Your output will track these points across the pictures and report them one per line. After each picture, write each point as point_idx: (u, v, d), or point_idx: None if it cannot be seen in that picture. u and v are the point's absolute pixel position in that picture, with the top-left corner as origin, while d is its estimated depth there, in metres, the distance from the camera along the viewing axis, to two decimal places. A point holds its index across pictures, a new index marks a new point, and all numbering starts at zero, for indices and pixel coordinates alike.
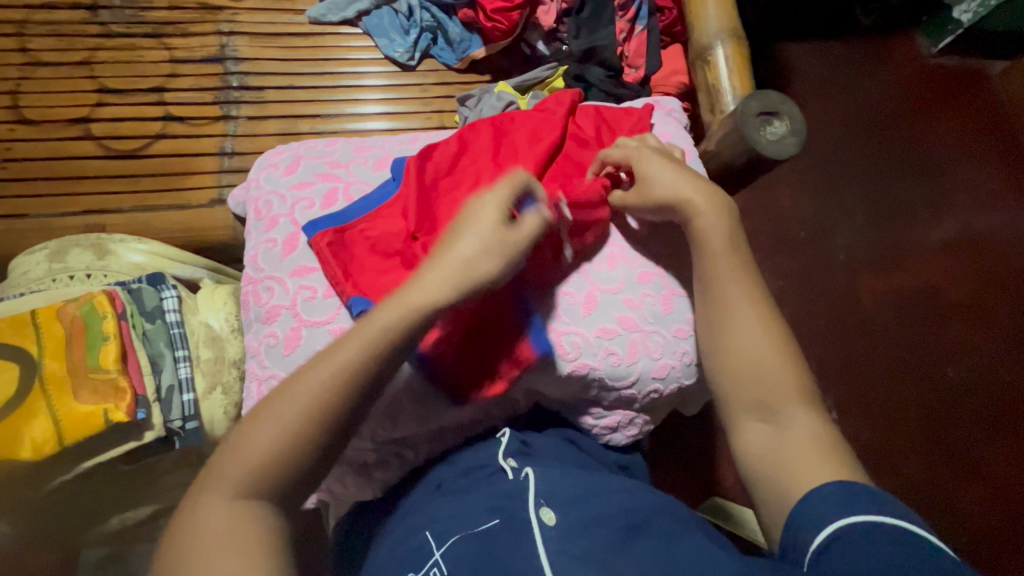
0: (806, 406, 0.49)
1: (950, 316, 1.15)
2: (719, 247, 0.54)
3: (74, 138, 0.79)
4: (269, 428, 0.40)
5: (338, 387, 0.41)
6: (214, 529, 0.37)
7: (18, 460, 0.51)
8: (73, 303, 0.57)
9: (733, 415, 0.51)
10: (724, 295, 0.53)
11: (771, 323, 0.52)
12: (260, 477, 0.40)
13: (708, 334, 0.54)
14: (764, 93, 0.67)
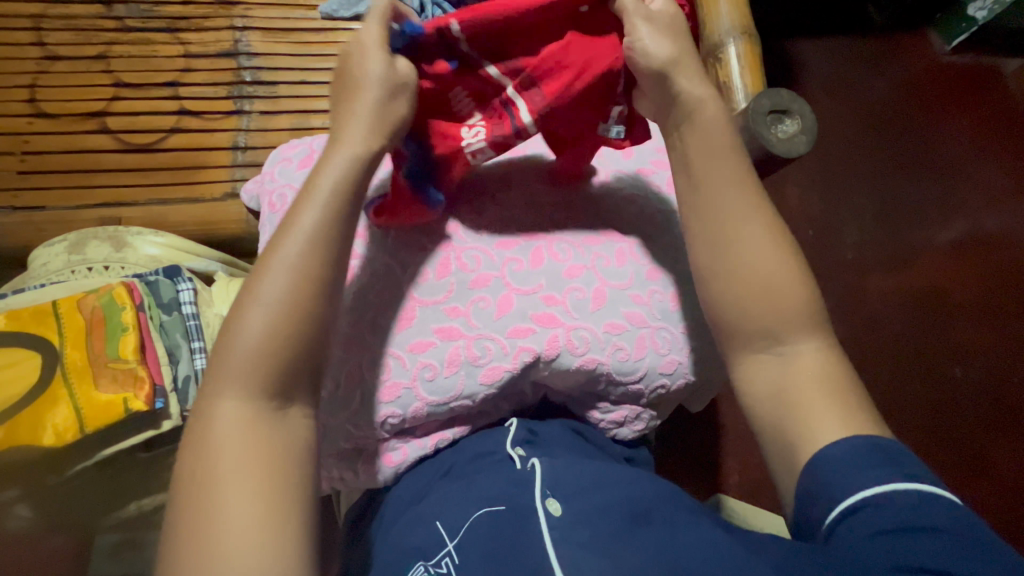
0: (815, 339, 0.49)
1: (958, 316, 1.15)
2: (718, 151, 0.52)
3: (90, 132, 0.80)
4: (264, 310, 0.43)
5: (316, 230, 0.46)
6: (224, 433, 0.41)
7: (39, 446, 0.52)
8: (93, 295, 0.59)
9: (735, 348, 0.50)
10: (720, 202, 0.51)
11: (778, 241, 0.51)
12: (269, 373, 0.42)
13: (708, 254, 0.51)
14: (774, 91, 0.67)
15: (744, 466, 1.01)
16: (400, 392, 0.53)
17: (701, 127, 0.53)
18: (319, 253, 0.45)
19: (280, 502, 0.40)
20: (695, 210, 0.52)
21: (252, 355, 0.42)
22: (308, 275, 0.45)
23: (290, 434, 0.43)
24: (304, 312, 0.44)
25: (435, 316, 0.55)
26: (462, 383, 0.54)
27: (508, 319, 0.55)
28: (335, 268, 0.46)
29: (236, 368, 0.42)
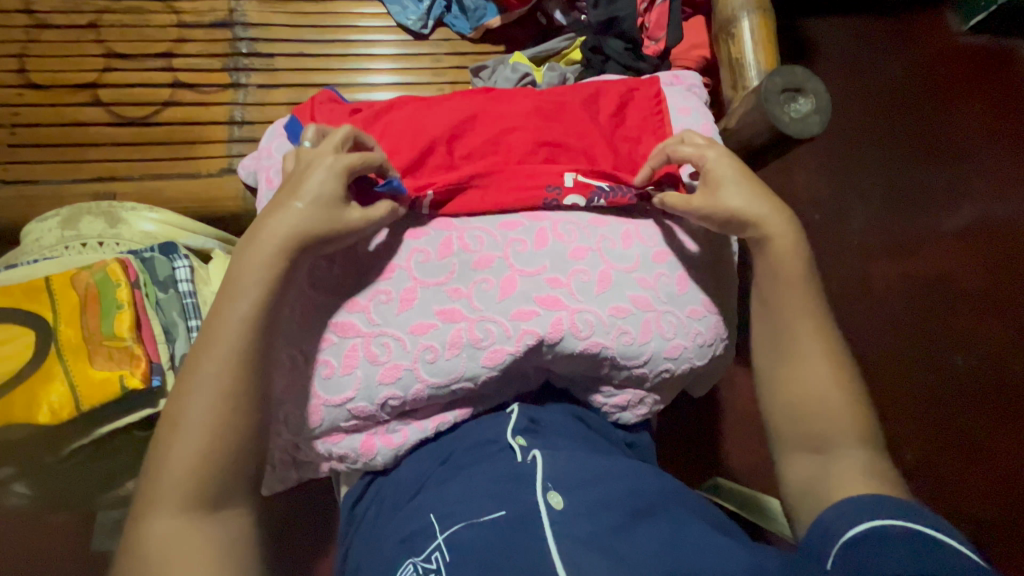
0: (863, 449, 0.51)
1: (961, 303, 1.14)
2: (790, 277, 0.56)
3: (81, 104, 0.78)
4: (198, 411, 0.45)
5: (239, 323, 0.46)
6: (157, 547, 0.44)
7: (35, 423, 0.52)
8: (87, 271, 0.58)
9: (780, 443, 0.55)
10: (789, 320, 0.56)
11: (842, 374, 0.54)
12: (204, 473, 0.45)
13: (770, 361, 0.57)
14: (789, 68, 0.64)
15: (743, 451, 1.02)
16: (401, 373, 0.52)
17: (773, 258, 0.57)
18: (245, 346, 0.46)
19: None
20: (763, 331, 0.57)
21: (186, 472, 0.45)
22: (235, 397, 0.46)
23: (221, 528, 0.46)
24: (232, 434, 0.46)
25: (436, 297, 0.54)
26: (464, 365, 0.53)
27: (511, 302, 0.54)
28: (260, 384, 0.47)
29: (168, 488, 0.44)
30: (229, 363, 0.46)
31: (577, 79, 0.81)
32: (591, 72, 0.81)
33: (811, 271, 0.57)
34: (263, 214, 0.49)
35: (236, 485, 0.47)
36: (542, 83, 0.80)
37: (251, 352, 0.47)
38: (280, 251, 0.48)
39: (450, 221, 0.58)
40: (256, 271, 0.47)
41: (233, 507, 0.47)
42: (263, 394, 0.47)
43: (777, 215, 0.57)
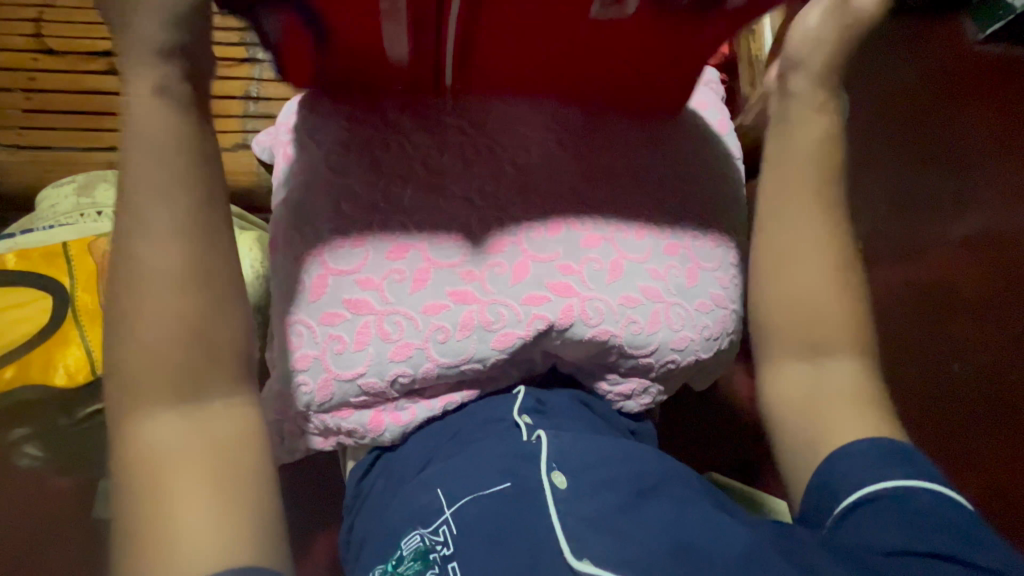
0: (852, 359, 0.52)
1: (959, 308, 1.12)
2: (811, 160, 0.53)
3: (96, 72, 0.77)
4: (157, 275, 0.39)
5: (174, 171, 0.41)
6: (157, 443, 0.38)
7: (51, 385, 0.52)
8: (104, 239, 0.58)
9: (775, 345, 0.54)
10: (800, 215, 0.53)
11: (843, 274, 0.53)
12: (183, 346, 0.40)
13: (772, 261, 0.54)
14: None
15: (738, 446, 1.03)
16: (412, 352, 0.53)
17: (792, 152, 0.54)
18: (189, 196, 0.41)
19: (228, 485, 0.39)
20: (778, 227, 0.54)
21: (160, 364, 0.39)
22: (194, 255, 0.41)
23: (219, 422, 0.41)
24: (200, 318, 0.40)
25: (449, 279, 0.55)
26: (474, 347, 0.54)
27: (523, 287, 0.55)
28: (220, 242, 0.42)
29: (145, 387, 0.39)
30: (169, 240, 0.40)
31: None
32: None
33: (833, 168, 0.54)
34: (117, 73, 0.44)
35: (218, 372, 0.41)
36: None
37: (195, 198, 0.41)
38: (182, 107, 0.42)
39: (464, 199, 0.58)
40: (162, 135, 0.41)
41: (224, 400, 0.41)
42: (220, 244, 0.42)
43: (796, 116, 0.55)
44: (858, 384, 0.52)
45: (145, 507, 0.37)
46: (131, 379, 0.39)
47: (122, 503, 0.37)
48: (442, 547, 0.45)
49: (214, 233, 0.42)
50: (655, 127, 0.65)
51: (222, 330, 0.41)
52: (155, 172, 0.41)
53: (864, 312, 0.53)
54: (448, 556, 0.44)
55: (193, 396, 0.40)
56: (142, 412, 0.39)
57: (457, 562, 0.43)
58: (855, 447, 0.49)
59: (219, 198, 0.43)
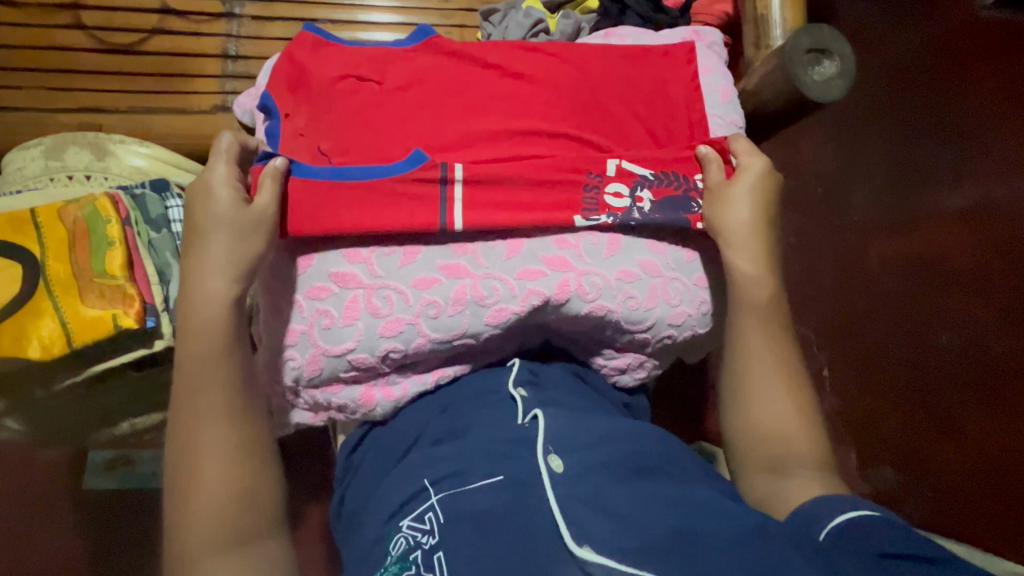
0: (819, 473, 0.52)
1: (946, 284, 0.98)
2: (758, 284, 0.56)
3: (63, 26, 0.73)
4: (213, 438, 0.48)
5: (224, 347, 0.50)
6: None
7: (26, 359, 0.49)
8: (75, 205, 0.54)
9: (744, 464, 0.56)
10: (755, 343, 0.56)
11: (800, 397, 0.55)
12: (231, 496, 0.47)
13: (733, 384, 0.57)
14: (816, 26, 0.60)
15: None
16: (403, 327, 0.51)
17: (744, 287, 0.56)
18: (237, 366, 0.50)
19: None
20: (735, 352, 0.57)
21: (213, 511, 0.46)
22: (243, 415, 0.49)
23: (257, 562, 0.46)
24: (247, 475, 0.48)
25: (442, 252, 0.54)
26: (467, 322, 0.52)
27: (517, 261, 0.54)
28: (259, 405, 0.51)
29: (198, 536, 0.45)
30: (228, 409, 0.49)
31: (592, 29, 0.76)
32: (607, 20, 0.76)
33: (775, 301, 0.57)
34: (204, 234, 0.51)
35: (260, 521, 0.48)
36: (554, 31, 0.76)
37: (239, 367, 0.50)
38: (233, 272, 0.50)
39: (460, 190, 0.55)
40: (216, 315, 0.50)
41: (260, 541, 0.47)
42: (254, 399, 0.50)
43: (748, 237, 0.57)
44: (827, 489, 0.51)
45: None
46: (188, 526, 0.45)
47: None
48: (427, 536, 0.43)
49: (254, 398, 0.50)
50: (652, 103, 0.63)
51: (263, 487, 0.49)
52: (210, 349, 0.49)
53: (824, 432, 0.55)
54: (433, 547, 0.42)
55: (235, 542, 0.46)
56: (193, 555, 0.45)
57: (443, 551, 0.42)
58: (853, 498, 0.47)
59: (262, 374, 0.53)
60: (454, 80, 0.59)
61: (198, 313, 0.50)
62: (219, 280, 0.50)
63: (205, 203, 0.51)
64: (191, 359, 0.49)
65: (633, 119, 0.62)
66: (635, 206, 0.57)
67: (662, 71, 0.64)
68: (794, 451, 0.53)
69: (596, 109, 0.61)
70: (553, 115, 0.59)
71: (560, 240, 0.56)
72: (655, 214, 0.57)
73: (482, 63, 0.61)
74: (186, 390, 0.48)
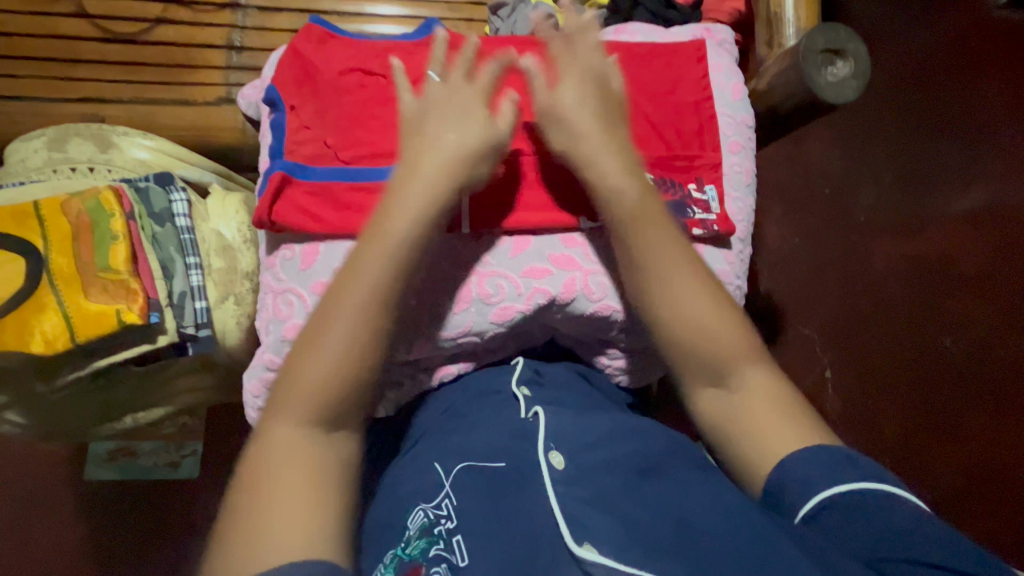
0: (757, 364, 0.50)
1: (959, 288, 1.03)
2: (624, 176, 0.51)
3: (67, 14, 0.72)
4: (338, 320, 0.45)
5: (394, 242, 0.46)
6: (277, 462, 0.42)
7: (29, 354, 0.49)
8: (79, 199, 0.54)
9: (687, 377, 0.51)
10: (648, 240, 0.50)
11: (705, 284, 0.50)
12: (336, 388, 0.44)
13: (647, 297, 0.50)
14: (831, 27, 0.60)
15: None
16: (406, 325, 0.51)
17: (627, 186, 0.50)
18: (393, 266, 0.46)
19: (318, 518, 0.40)
20: (638, 257, 0.50)
21: (317, 393, 0.44)
22: (371, 312, 0.45)
23: (331, 457, 0.44)
24: (357, 372, 0.45)
25: (447, 249, 0.53)
26: (471, 320, 0.52)
27: (524, 259, 0.53)
28: (397, 310, 0.47)
29: (291, 413, 0.44)
30: (365, 297, 0.45)
31: (601, 24, 0.75)
32: (617, 16, 0.75)
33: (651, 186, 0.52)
34: (419, 149, 0.50)
35: (341, 415, 0.45)
36: (562, 25, 0.74)
37: (396, 267, 0.46)
38: (439, 186, 0.48)
39: None
40: (396, 212, 0.47)
41: (339, 438, 0.45)
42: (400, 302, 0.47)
43: (600, 135, 0.51)
44: (771, 383, 0.49)
45: (248, 525, 0.39)
46: (285, 405, 0.44)
47: (230, 512, 0.40)
48: (445, 520, 0.44)
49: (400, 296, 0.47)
50: (662, 102, 0.62)
51: (358, 387, 0.45)
52: (377, 242, 0.46)
53: (739, 307, 0.52)
54: (453, 529, 0.43)
55: (320, 431, 0.44)
56: (279, 434, 0.43)
57: (461, 535, 0.42)
58: (816, 452, 0.45)
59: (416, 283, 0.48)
60: None
61: (376, 212, 0.48)
62: (409, 189, 0.48)
63: (436, 116, 0.51)
64: (358, 246, 0.47)
65: (642, 119, 0.61)
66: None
67: (672, 70, 0.63)
68: (732, 359, 0.49)
69: None
70: None
71: (564, 239, 0.55)
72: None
73: (489, 60, 0.59)
74: (342, 272, 0.46)
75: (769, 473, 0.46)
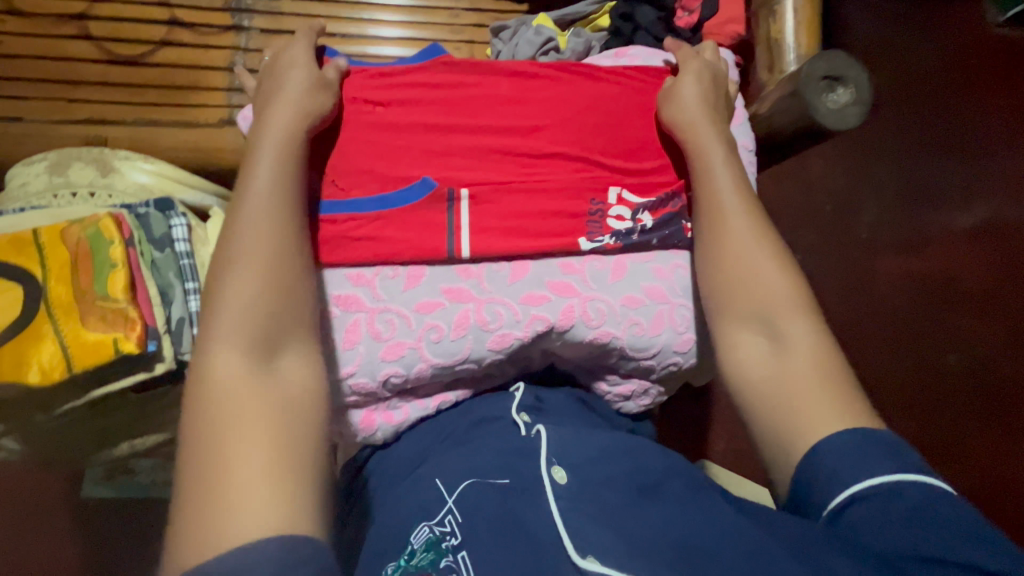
0: (808, 323, 0.49)
1: (956, 303, 0.98)
2: (705, 133, 0.56)
3: (70, 38, 0.72)
4: (251, 250, 0.44)
5: (273, 185, 0.47)
6: (224, 397, 0.39)
7: (26, 384, 0.49)
8: (78, 226, 0.54)
9: (728, 321, 0.52)
10: (718, 190, 0.55)
11: (777, 251, 0.53)
12: (268, 317, 0.43)
13: (709, 240, 0.55)
14: (831, 54, 0.59)
15: (732, 435, 1.00)
16: (405, 352, 0.51)
17: (707, 144, 0.56)
18: (279, 207, 0.46)
19: (286, 449, 0.38)
20: (707, 204, 0.55)
21: (247, 324, 0.42)
22: (280, 244, 0.45)
23: (289, 386, 0.42)
24: (286, 301, 0.44)
25: (445, 276, 0.53)
26: (470, 348, 0.51)
27: (521, 286, 0.53)
28: (301, 248, 0.47)
29: (226, 346, 0.41)
30: (265, 224, 0.45)
31: (602, 47, 0.76)
32: (617, 39, 0.75)
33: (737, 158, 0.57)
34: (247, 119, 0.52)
35: (292, 334, 0.44)
36: (564, 48, 0.75)
37: (285, 207, 0.47)
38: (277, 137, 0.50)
39: (461, 218, 0.54)
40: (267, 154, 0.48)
41: (287, 363, 0.43)
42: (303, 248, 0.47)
43: (706, 122, 0.57)
44: (818, 341, 0.48)
45: (209, 464, 0.36)
46: (215, 344, 0.41)
47: (185, 461, 0.37)
48: (449, 537, 0.42)
49: (296, 229, 0.47)
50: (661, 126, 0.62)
51: (300, 307, 0.45)
52: (258, 185, 0.47)
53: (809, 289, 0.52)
54: (458, 545, 0.41)
55: (265, 364, 0.42)
56: (218, 373, 0.40)
57: (468, 550, 0.41)
58: (838, 436, 0.43)
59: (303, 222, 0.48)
60: (463, 98, 0.59)
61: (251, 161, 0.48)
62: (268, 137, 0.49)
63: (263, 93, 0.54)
64: (234, 200, 0.47)
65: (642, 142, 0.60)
66: (636, 226, 0.57)
67: None
68: (785, 311, 0.50)
69: (604, 133, 0.60)
70: (559, 138, 0.59)
71: (562, 265, 0.55)
72: (654, 234, 0.57)
73: (490, 86, 0.60)
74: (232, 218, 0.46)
75: (801, 455, 0.44)
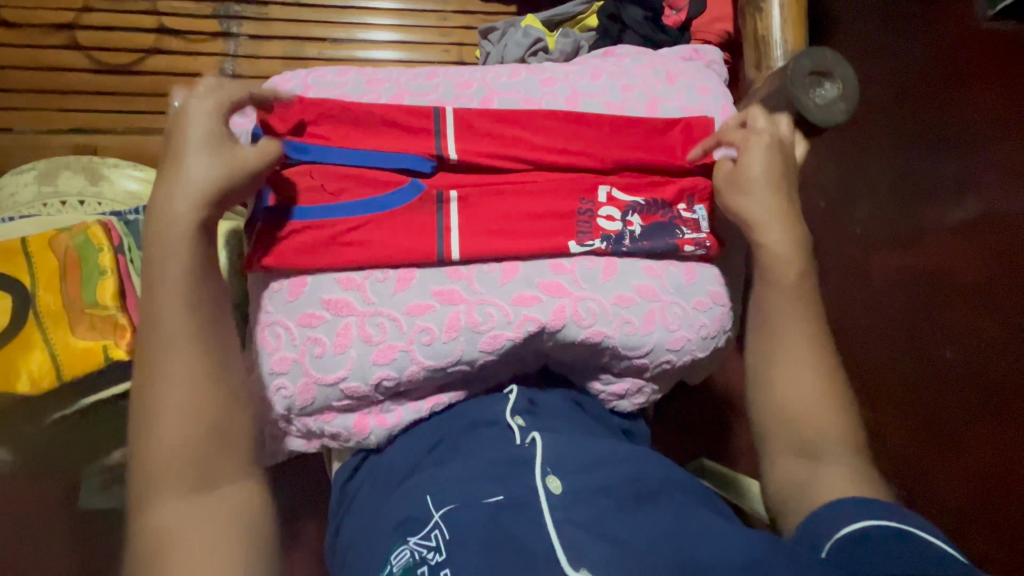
0: (849, 454, 0.51)
1: (950, 300, 0.90)
2: (771, 254, 0.56)
3: (57, 47, 0.73)
4: (177, 367, 0.46)
5: (190, 285, 0.47)
6: (169, 523, 0.44)
7: (17, 393, 0.49)
8: (67, 234, 0.54)
9: (773, 444, 0.54)
10: (775, 316, 0.55)
11: (829, 377, 0.54)
12: (196, 434, 0.46)
13: (761, 355, 0.56)
14: (817, 50, 0.60)
15: (729, 434, 1.00)
16: (396, 355, 0.51)
17: (767, 261, 0.56)
18: (200, 308, 0.48)
19: (228, 559, 0.44)
20: (762, 325, 0.56)
21: (177, 446, 0.46)
22: (202, 350, 0.47)
23: (223, 499, 0.47)
24: (212, 414, 0.47)
25: (435, 278, 0.53)
26: (461, 349, 0.51)
27: (513, 286, 0.53)
28: (221, 340, 0.49)
29: (159, 468, 0.45)
30: (187, 331, 0.47)
31: (591, 47, 0.76)
32: (606, 40, 0.76)
33: (807, 278, 0.56)
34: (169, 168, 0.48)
35: (229, 466, 0.48)
36: (553, 49, 0.75)
37: (204, 308, 0.48)
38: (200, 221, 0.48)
39: (451, 221, 0.55)
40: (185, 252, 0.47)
41: (226, 480, 0.47)
42: (221, 341, 0.49)
43: (771, 225, 0.55)
44: (859, 472, 0.50)
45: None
46: (151, 470, 0.45)
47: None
48: (433, 553, 0.41)
49: (215, 335, 0.48)
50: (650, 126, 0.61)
51: (233, 426, 0.48)
52: (173, 291, 0.47)
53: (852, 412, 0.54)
54: (441, 563, 0.40)
55: (199, 485, 0.46)
56: (159, 498, 0.45)
57: (450, 568, 0.40)
58: (841, 503, 0.47)
59: (221, 312, 0.49)
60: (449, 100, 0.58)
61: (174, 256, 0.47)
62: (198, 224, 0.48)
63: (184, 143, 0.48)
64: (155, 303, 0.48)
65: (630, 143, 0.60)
66: (626, 230, 0.57)
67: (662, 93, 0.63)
68: (826, 438, 0.52)
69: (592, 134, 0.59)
70: (547, 141, 0.58)
71: (552, 266, 0.55)
72: (644, 239, 0.57)
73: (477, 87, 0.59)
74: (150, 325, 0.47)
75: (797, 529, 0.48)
